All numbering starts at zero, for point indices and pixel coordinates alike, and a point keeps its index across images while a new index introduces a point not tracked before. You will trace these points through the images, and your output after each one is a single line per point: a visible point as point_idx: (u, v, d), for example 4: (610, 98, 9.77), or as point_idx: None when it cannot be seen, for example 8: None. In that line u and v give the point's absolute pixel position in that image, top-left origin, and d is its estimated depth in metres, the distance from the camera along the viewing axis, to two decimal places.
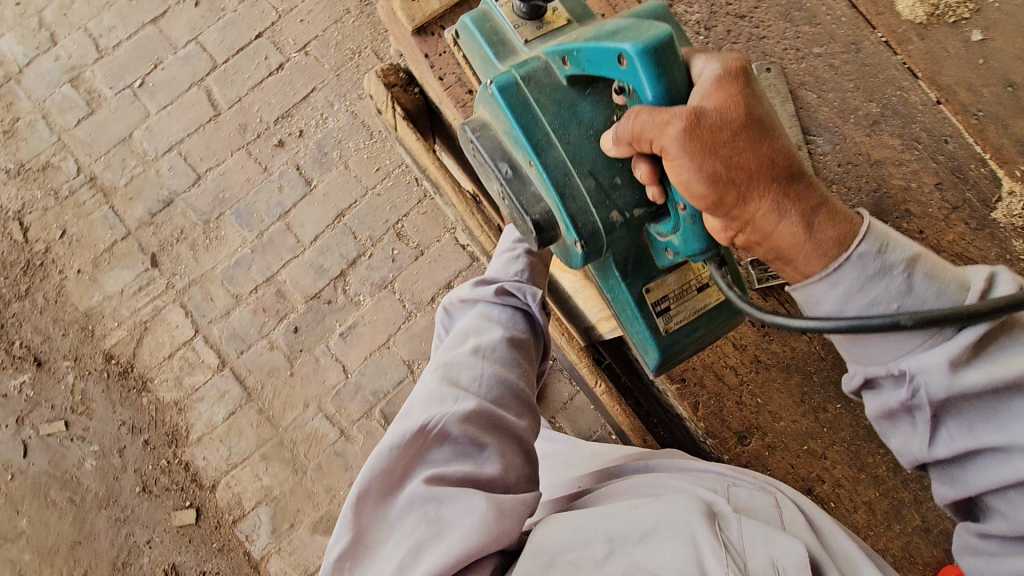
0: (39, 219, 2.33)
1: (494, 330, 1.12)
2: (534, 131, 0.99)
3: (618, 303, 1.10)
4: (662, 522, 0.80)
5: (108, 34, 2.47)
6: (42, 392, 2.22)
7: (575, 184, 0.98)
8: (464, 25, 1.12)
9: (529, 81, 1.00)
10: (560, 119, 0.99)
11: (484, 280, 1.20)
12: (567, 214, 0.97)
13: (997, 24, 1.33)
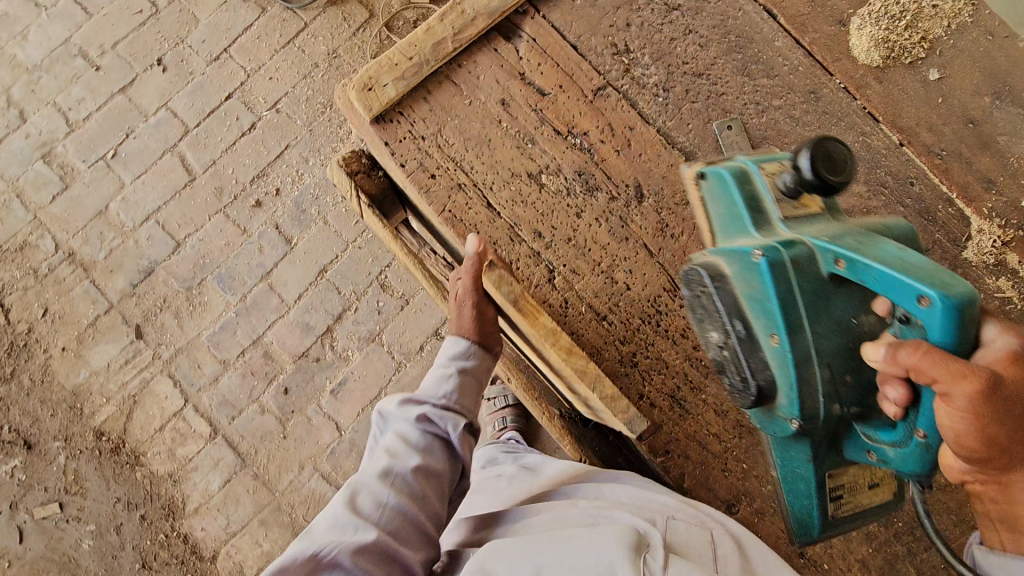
0: (20, 300, 2.32)
1: (410, 456, 1.10)
2: (789, 311, 0.88)
3: (789, 474, 1.01)
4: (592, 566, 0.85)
5: (78, 107, 2.47)
6: (35, 475, 2.21)
7: (814, 372, 0.88)
8: (722, 177, 1.00)
9: (795, 264, 0.88)
10: (814, 310, 0.88)
11: (411, 398, 1.19)
12: (797, 395, 0.89)
13: (952, 61, 1.34)
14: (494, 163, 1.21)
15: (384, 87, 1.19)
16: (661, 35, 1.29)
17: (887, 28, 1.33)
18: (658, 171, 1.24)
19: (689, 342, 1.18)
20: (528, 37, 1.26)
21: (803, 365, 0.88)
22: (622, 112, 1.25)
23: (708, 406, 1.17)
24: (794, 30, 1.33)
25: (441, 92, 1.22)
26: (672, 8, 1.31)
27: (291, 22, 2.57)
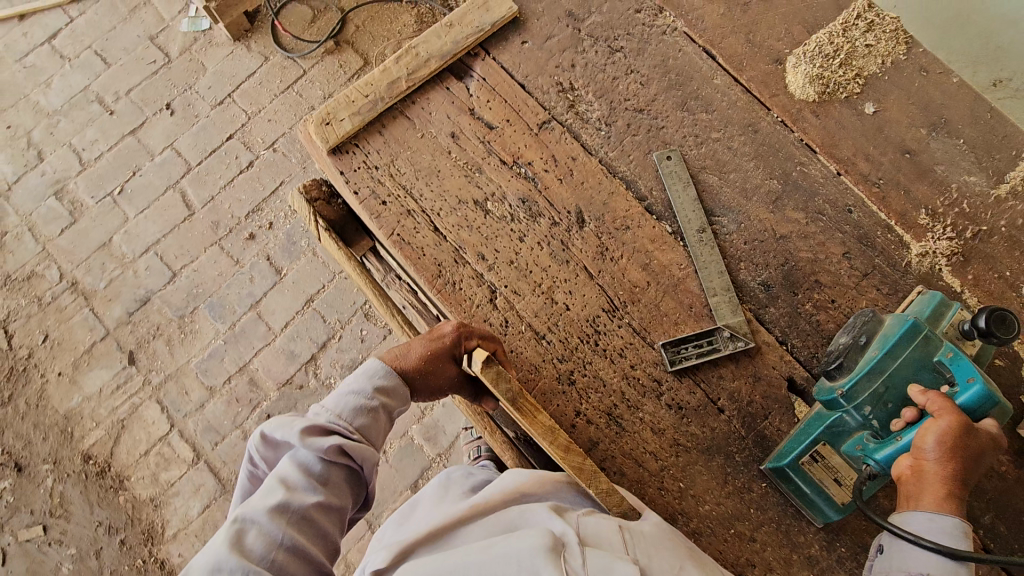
0: (24, 326, 2.44)
1: (310, 492, 1.02)
2: (901, 346, 1.08)
3: (800, 429, 1.16)
4: (511, 566, 0.89)
5: (90, 147, 2.65)
6: (22, 498, 2.26)
7: (878, 380, 1.08)
8: (932, 293, 1.20)
9: (922, 337, 1.08)
10: (911, 365, 1.07)
11: (319, 426, 1.06)
12: (856, 381, 1.09)
13: (888, 95, 1.38)
14: (442, 191, 1.29)
15: (341, 121, 1.30)
16: (605, 74, 1.39)
17: (822, 65, 1.38)
18: (599, 198, 1.30)
19: (626, 361, 1.21)
20: (479, 76, 1.38)
21: (872, 376, 1.08)
22: (566, 144, 1.33)
23: (644, 424, 1.19)
24: (732, 68, 1.40)
25: (396, 126, 1.33)
26: (615, 50, 1.41)
27: (291, 69, 2.76)
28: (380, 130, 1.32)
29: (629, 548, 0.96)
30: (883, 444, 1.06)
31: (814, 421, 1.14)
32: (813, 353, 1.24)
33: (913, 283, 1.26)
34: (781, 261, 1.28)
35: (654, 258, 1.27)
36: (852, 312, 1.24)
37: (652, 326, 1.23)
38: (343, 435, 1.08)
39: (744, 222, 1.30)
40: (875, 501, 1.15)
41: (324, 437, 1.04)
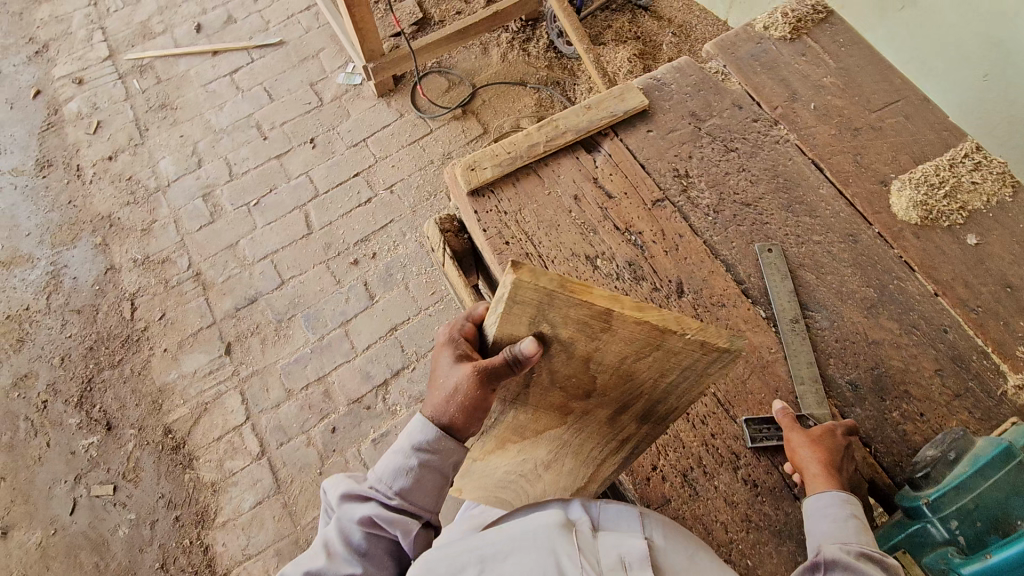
0: (147, 302, 2.75)
1: (347, 562, 1.07)
2: (992, 464, 1.08)
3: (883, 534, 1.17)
4: (530, 541, 0.92)
5: (241, 163, 3.07)
6: (104, 455, 2.46)
7: (965, 494, 1.08)
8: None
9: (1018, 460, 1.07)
10: (1003, 486, 1.07)
11: (357, 495, 1.13)
12: (941, 489, 1.09)
13: (991, 230, 1.44)
14: (559, 242, 1.45)
15: (484, 169, 1.51)
16: (718, 169, 1.55)
17: (926, 194, 1.47)
18: (700, 274, 1.41)
19: (707, 429, 1.27)
20: (606, 152, 1.57)
21: (960, 492, 1.09)
22: (675, 222, 1.47)
23: (717, 493, 1.22)
24: (839, 182, 1.52)
25: (528, 181, 1.53)
26: (729, 149, 1.57)
27: (420, 126, 3.12)
28: (515, 182, 1.51)
29: (646, 529, 1.05)
30: (969, 559, 1.04)
31: (894, 527, 1.15)
32: (897, 462, 1.23)
33: (1008, 413, 1.26)
34: (872, 364, 1.32)
35: (745, 338, 1.35)
36: (941, 429, 1.25)
37: (736, 401, 1.29)
38: (383, 503, 1.11)
39: (837, 321, 1.37)
40: None
41: (360, 506, 1.10)
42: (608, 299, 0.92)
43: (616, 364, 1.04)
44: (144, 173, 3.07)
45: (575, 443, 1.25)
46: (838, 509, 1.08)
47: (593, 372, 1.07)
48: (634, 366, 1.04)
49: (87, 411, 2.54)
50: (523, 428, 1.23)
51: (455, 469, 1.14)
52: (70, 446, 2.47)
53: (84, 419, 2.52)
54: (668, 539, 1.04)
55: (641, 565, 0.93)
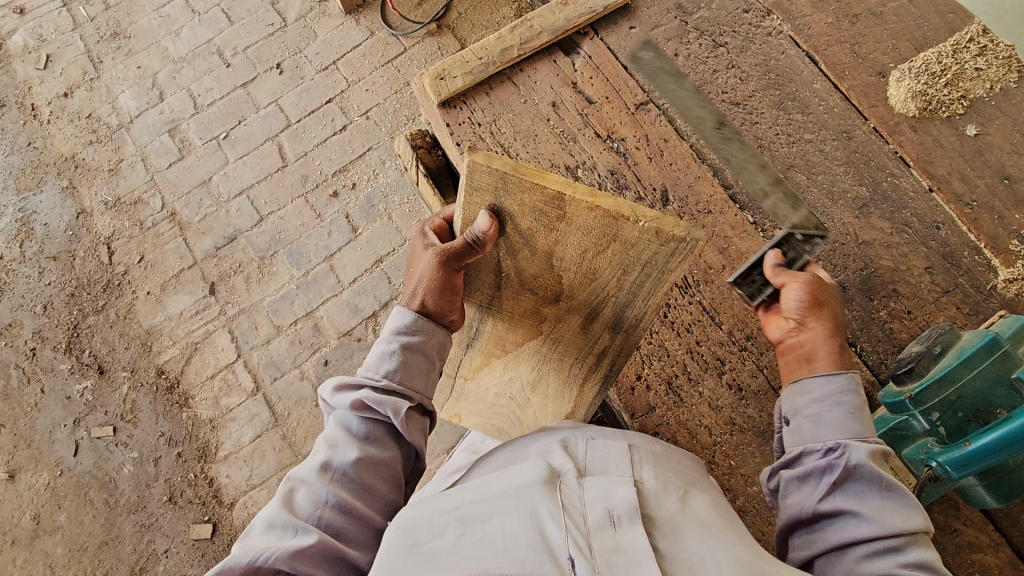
0: (124, 245, 2.68)
1: (349, 449, 1.02)
2: (974, 359, 1.06)
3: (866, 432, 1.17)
4: (509, 499, 0.85)
5: (205, 94, 2.90)
6: (99, 398, 2.47)
7: (951, 386, 1.06)
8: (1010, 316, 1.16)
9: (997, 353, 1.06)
10: (984, 379, 1.06)
11: (348, 384, 1.10)
12: (926, 380, 1.07)
13: (993, 120, 1.36)
14: (537, 154, 1.39)
15: (454, 78, 1.43)
16: (705, 67, 1.45)
17: (927, 83, 1.38)
18: (686, 180, 1.35)
19: (691, 337, 1.25)
20: (585, 54, 1.47)
21: (943, 384, 1.07)
22: (660, 126, 1.40)
23: (703, 399, 1.21)
24: (833, 75, 1.43)
25: (502, 89, 1.45)
26: (718, 45, 1.46)
27: (394, 45, 2.92)
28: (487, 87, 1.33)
29: (636, 470, 0.94)
30: (947, 449, 1.05)
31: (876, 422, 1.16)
32: (882, 360, 1.24)
33: (995, 308, 1.25)
34: (860, 265, 1.29)
35: (732, 244, 1.30)
36: (928, 326, 1.24)
37: (721, 307, 1.26)
38: (373, 387, 1.09)
39: (826, 223, 1.32)
40: (928, 514, 1.13)
41: (351, 390, 1.07)
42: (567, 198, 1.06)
43: (578, 261, 1.09)
44: (104, 109, 2.90)
45: (555, 359, 1.32)
46: (850, 395, 1.01)
47: (556, 270, 1.14)
48: (596, 263, 1.07)
49: (77, 357, 2.53)
50: (502, 339, 1.35)
51: (438, 351, 1.18)
52: (65, 391, 2.48)
53: (76, 364, 2.52)
54: (660, 480, 0.92)
55: (632, 517, 0.82)
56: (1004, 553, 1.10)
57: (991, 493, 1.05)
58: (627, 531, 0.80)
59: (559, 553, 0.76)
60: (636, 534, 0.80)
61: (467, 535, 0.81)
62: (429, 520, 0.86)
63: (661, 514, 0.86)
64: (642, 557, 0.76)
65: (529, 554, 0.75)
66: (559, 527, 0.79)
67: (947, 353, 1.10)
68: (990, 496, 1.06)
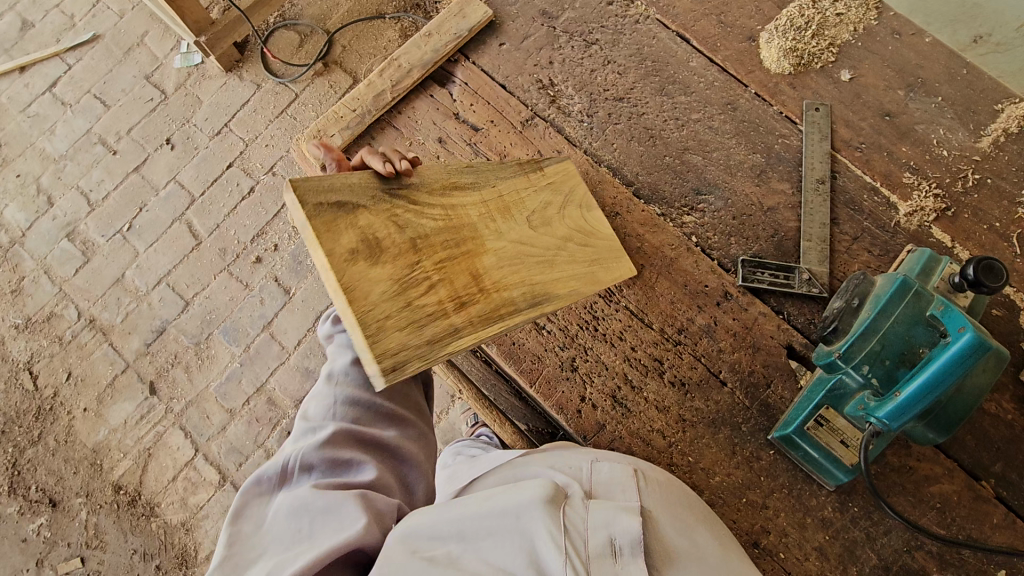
0: (47, 365, 2.52)
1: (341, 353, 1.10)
2: (892, 306, 1.06)
3: (807, 395, 1.15)
4: (512, 519, 0.83)
5: (98, 188, 2.74)
6: (58, 532, 2.32)
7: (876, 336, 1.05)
8: (917, 253, 1.18)
9: (909, 296, 1.06)
10: (904, 324, 1.05)
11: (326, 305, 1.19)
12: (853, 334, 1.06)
13: (862, 62, 1.40)
14: None
15: (332, 136, 1.38)
16: (582, 68, 1.43)
17: (795, 39, 1.42)
18: (586, 187, 1.34)
19: (626, 344, 1.24)
20: (461, 81, 1.44)
21: (867, 337, 1.06)
22: (550, 138, 1.37)
23: (650, 402, 1.20)
24: (706, 50, 1.44)
25: (385, 136, 1.40)
26: (589, 43, 1.45)
27: (284, 94, 2.82)
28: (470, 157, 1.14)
29: (640, 494, 0.92)
30: (882, 401, 1.04)
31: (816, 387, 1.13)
32: (811, 320, 1.24)
33: (904, 242, 1.27)
34: (771, 233, 1.30)
35: (645, 241, 1.30)
36: (846, 275, 1.25)
37: (648, 307, 1.26)
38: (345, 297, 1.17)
39: (730, 198, 1.32)
40: (883, 459, 1.14)
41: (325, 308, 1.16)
42: (434, 228, 1.00)
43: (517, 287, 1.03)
44: None
45: None
46: None
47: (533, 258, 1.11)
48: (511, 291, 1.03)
49: (24, 495, 2.37)
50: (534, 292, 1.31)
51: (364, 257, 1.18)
52: (19, 534, 2.32)
53: (25, 503, 2.36)
54: (666, 510, 0.90)
55: (634, 549, 0.80)
56: (959, 477, 1.12)
57: (933, 430, 1.06)
58: (627, 563, 0.79)
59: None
60: (635, 568, 0.78)
61: (469, 552, 0.81)
62: (429, 528, 0.84)
63: (663, 547, 0.83)
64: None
65: None
66: (559, 553, 0.79)
67: (866, 304, 1.10)
68: (933, 433, 1.06)
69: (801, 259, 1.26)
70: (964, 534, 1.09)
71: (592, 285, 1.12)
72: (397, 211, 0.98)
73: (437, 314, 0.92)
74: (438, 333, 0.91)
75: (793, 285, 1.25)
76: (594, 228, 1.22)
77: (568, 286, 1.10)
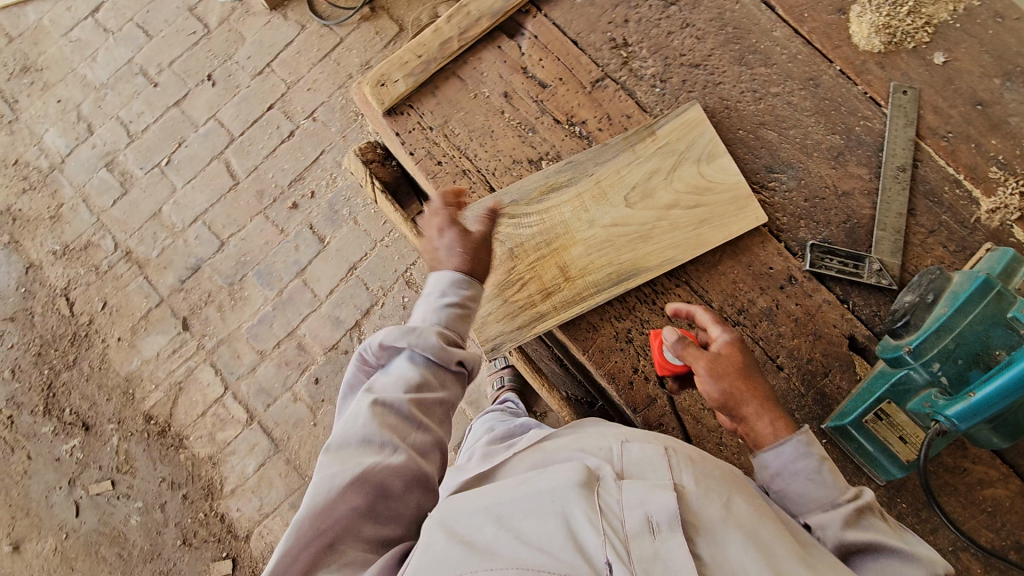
0: (83, 293, 2.55)
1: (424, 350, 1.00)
2: (970, 304, 1.02)
3: (867, 388, 1.12)
4: (544, 499, 0.82)
5: (137, 119, 2.72)
6: (91, 454, 2.39)
7: (949, 333, 1.03)
8: (999, 252, 1.13)
9: (991, 295, 1.02)
10: (983, 323, 1.01)
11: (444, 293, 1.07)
12: (926, 330, 1.03)
13: (959, 45, 1.31)
14: (496, 151, 1.31)
15: (395, 82, 1.33)
16: (658, 29, 1.36)
17: (888, 14, 1.33)
18: None
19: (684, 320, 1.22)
20: (530, 34, 1.37)
21: (940, 334, 1.03)
22: (620, 102, 1.32)
23: None
24: (792, 20, 1.36)
25: (448, 86, 1.35)
26: (668, 3, 1.37)
27: (328, 37, 2.75)
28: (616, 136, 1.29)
29: (676, 473, 0.89)
30: (952, 400, 1.01)
31: (878, 381, 1.11)
32: (876, 312, 1.20)
33: (982, 240, 1.22)
34: (843, 219, 1.25)
35: None
36: (918, 269, 1.21)
37: (709, 285, 1.23)
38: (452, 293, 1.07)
39: (804, 178, 1.27)
40: (937, 459, 1.13)
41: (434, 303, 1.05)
42: (529, 234, 1.24)
43: (614, 269, 1.22)
44: (31, 153, 2.72)
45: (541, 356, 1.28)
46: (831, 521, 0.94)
47: (655, 224, 1.23)
48: (608, 264, 1.22)
49: (59, 416, 2.44)
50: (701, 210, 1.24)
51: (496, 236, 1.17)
52: (53, 453, 2.40)
53: (59, 424, 2.43)
54: (702, 485, 0.87)
55: (672, 524, 0.79)
56: (1014, 484, 1.10)
57: (999, 435, 1.03)
58: (666, 538, 0.77)
59: (595, 558, 0.74)
60: (677, 543, 0.77)
61: (506, 533, 0.79)
62: (466, 514, 0.83)
63: (700, 521, 0.81)
64: (681, 567, 0.75)
65: (568, 557, 0.74)
66: (598, 533, 0.77)
67: (941, 300, 1.07)
68: (998, 437, 1.04)
69: (873, 249, 1.22)
70: (1012, 539, 1.09)
71: (688, 252, 1.21)
72: (500, 229, 1.24)
73: (526, 306, 1.22)
74: (528, 322, 1.22)
75: (862, 275, 1.21)
76: (713, 179, 1.25)
77: (661, 257, 1.22)
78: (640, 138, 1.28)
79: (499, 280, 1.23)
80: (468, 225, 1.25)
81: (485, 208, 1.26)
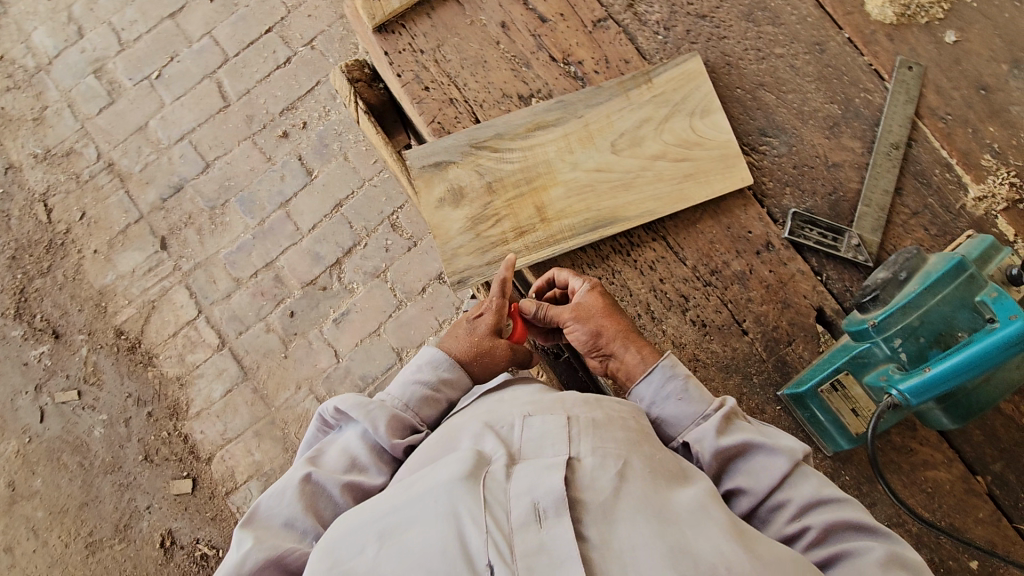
0: (62, 201, 2.50)
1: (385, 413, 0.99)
2: (939, 284, 1.01)
3: (827, 359, 1.12)
4: (426, 501, 0.75)
5: (130, 28, 2.63)
6: (58, 363, 2.38)
7: (914, 310, 1.02)
8: (979, 239, 1.11)
9: (961, 276, 1.01)
10: (948, 304, 1.01)
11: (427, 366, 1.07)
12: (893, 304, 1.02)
13: (971, 25, 1.27)
14: (487, 82, 1.27)
15: None
16: None
17: None
18: None
19: (655, 274, 1.21)
20: None
21: (906, 311, 1.02)
22: (619, 46, 1.28)
23: (667, 337, 1.18)
24: None
25: (445, 10, 1.30)
26: None
27: None
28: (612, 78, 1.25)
29: (573, 443, 0.83)
30: (908, 375, 1.01)
31: (839, 352, 1.11)
32: (847, 287, 1.19)
33: (964, 227, 1.20)
34: (829, 190, 1.23)
35: None
36: (896, 249, 1.19)
37: (686, 242, 1.21)
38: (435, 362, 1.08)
39: (796, 145, 1.24)
40: (886, 437, 1.13)
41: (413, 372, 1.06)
42: (510, 170, 1.21)
43: (589, 214, 1.20)
44: (18, 50, 2.63)
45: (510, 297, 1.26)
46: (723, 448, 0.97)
47: (636, 174, 1.21)
48: (585, 209, 1.20)
49: (29, 321, 2.42)
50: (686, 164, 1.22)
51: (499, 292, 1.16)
52: (21, 357, 2.39)
53: (29, 329, 2.41)
54: (597, 455, 0.81)
55: (558, 510, 0.73)
56: (957, 468, 1.11)
57: (948, 415, 1.04)
58: (552, 526, 0.72)
59: (478, 559, 0.69)
60: (562, 530, 0.71)
61: (388, 549, 0.72)
62: (350, 534, 0.76)
63: (591, 497, 0.76)
64: (566, 557, 0.69)
65: (447, 564, 0.68)
66: (481, 532, 0.71)
67: (913, 278, 1.05)
68: (947, 417, 1.04)
69: (854, 224, 1.20)
70: (946, 521, 1.10)
71: (669, 205, 1.19)
72: (482, 159, 1.22)
73: (498, 242, 1.20)
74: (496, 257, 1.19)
75: (839, 248, 1.19)
76: (704, 133, 1.22)
77: (642, 206, 1.20)
78: (636, 85, 1.24)
79: (476, 210, 1.20)
80: (446, 155, 1.22)
81: (466, 139, 1.22)
